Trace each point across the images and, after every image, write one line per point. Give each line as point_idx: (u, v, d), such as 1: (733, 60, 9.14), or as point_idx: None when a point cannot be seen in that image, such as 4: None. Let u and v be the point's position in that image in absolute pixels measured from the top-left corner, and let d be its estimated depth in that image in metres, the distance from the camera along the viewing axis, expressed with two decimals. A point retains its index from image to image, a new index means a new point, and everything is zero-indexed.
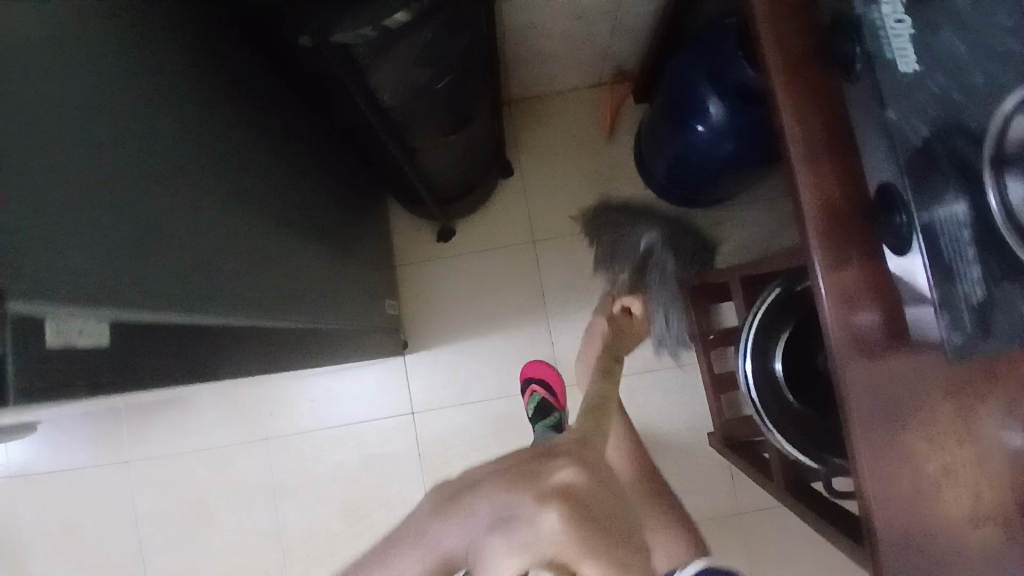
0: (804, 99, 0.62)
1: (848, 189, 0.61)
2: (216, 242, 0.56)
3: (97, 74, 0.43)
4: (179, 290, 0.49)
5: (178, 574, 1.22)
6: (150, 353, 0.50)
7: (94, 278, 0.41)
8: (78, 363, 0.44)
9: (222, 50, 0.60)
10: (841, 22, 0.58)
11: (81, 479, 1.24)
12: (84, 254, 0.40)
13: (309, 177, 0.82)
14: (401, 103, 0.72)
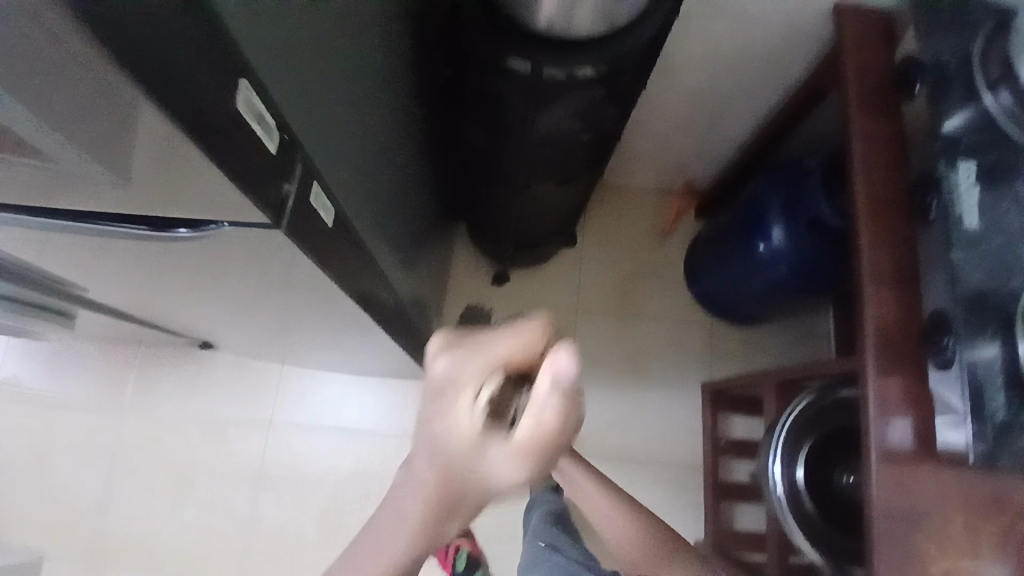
0: (886, 237, 0.75)
1: (908, 314, 0.73)
2: (374, 189, 0.64)
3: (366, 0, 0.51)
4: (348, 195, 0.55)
5: (133, 535, 1.18)
6: (346, 246, 0.54)
7: (318, 145, 0.45)
8: (320, 232, 0.46)
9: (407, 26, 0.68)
10: (926, 180, 0.73)
11: (69, 414, 1.22)
12: (318, 126, 0.45)
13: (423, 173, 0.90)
14: (545, 141, 0.83)
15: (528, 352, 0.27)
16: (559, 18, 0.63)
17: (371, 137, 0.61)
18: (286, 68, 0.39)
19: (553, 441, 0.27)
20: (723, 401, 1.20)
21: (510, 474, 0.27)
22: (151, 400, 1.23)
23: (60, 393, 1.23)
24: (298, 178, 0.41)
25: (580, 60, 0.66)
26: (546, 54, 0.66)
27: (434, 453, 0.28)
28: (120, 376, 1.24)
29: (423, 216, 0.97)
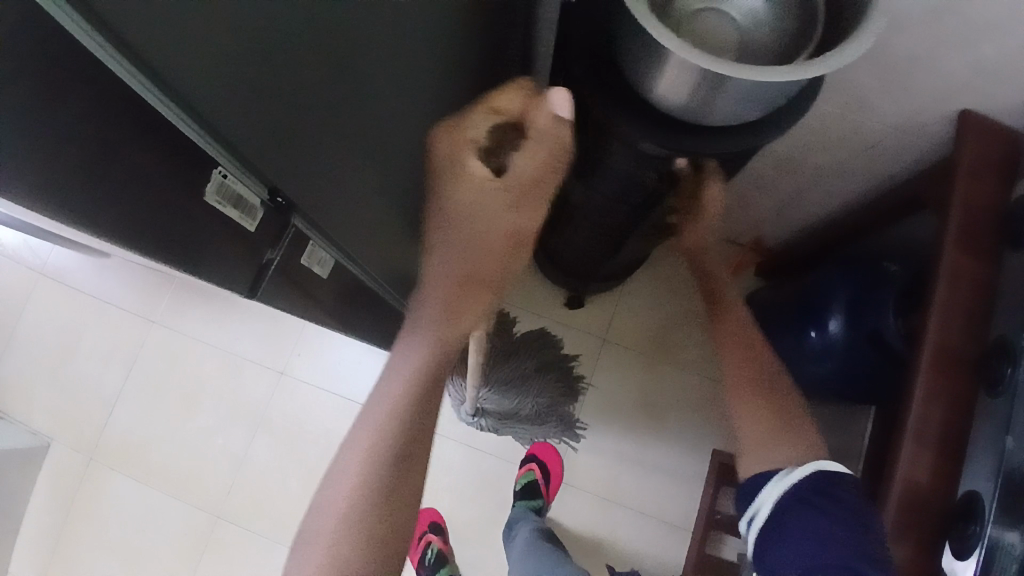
0: (939, 394, 0.68)
1: (938, 484, 0.66)
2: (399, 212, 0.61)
3: (436, 43, 0.48)
4: (338, 221, 0.51)
5: (134, 440, 1.24)
6: None
7: (292, 182, 0.41)
8: (235, 243, 0.41)
9: (491, 51, 0.63)
10: (1005, 346, 0.63)
11: (105, 314, 1.29)
12: (311, 167, 0.42)
13: None
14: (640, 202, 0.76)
15: (509, 98, 0.54)
16: (671, 96, 0.58)
17: (410, 167, 0.58)
18: (287, 125, 0.36)
19: (540, 174, 0.54)
20: (728, 476, 1.15)
21: (507, 206, 0.54)
22: (179, 321, 1.28)
23: (100, 293, 1.29)
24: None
25: (675, 138, 0.61)
26: (643, 119, 0.61)
27: (464, 207, 0.53)
28: (156, 290, 1.28)
29: None
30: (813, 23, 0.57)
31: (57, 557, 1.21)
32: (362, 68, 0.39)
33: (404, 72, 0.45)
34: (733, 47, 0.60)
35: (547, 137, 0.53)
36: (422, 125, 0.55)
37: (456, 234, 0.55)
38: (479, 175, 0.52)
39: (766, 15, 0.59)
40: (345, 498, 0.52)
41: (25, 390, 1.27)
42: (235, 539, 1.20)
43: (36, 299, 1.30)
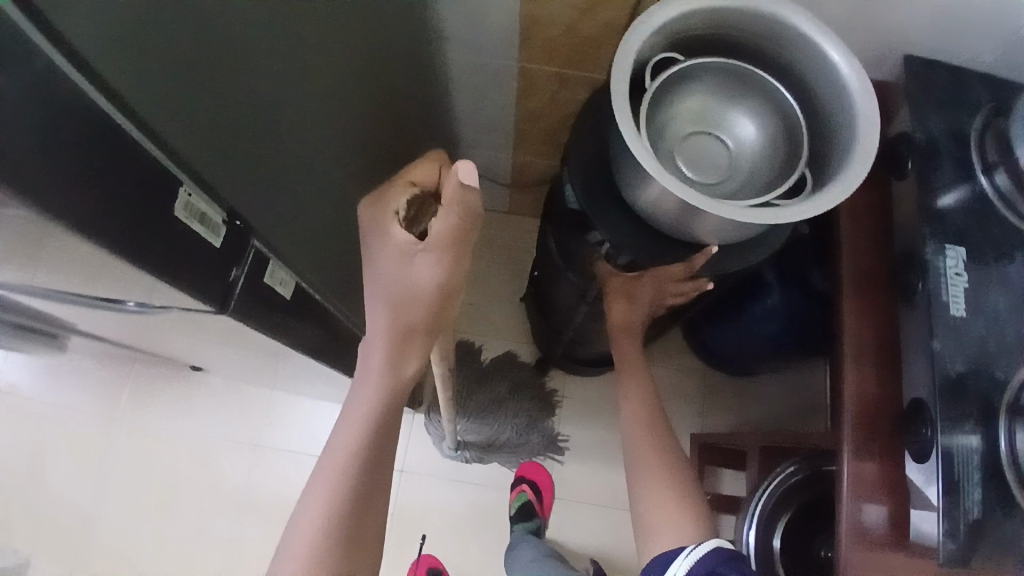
0: (865, 318, 0.74)
1: (884, 399, 0.71)
2: (338, 239, 0.64)
3: (337, 68, 0.52)
4: (302, 252, 0.54)
5: (111, 548, 1.19)
6: (286, 312, 0.54)
7: (253, 188, 0.44)
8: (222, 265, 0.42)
9: (395, 77, 0.68)
10: (912, 262, 0.71)
11: (58, 424, 1.25)
12: (263, 178, 0.45)
13: None
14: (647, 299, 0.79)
15: (427, 172, 0.46)
16: (664, 216, 0.61)
17: (339, 192, 0.61)
18: (237, 127, 0.40)
19: (461, 235, 0.44)
20: (712, 455, 1.17)
21: (434, 272, 0.46)
22: (140, 414, 1.25)
23: (53, 403, 1.25)
24: (249, 265, 0.45)
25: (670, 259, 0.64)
26: (637, 232, 0.65)
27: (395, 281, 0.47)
28: (111, 388, 1.25)
29: None
30: (795, 165, 0.60)
31: None
32: (274, 86, 0.43)
33: (314, 94, 0.49)
34: (723, 169, 0.61)
35: (454, 207, 0.42)
36: (341, 149, 0.58)
37: (396, 303, 0.48)
38: (401, 264, 0.46)
39: (758, 147, 0.62)
40: (304, 548, 0.51)
41: None
42: None
43: None
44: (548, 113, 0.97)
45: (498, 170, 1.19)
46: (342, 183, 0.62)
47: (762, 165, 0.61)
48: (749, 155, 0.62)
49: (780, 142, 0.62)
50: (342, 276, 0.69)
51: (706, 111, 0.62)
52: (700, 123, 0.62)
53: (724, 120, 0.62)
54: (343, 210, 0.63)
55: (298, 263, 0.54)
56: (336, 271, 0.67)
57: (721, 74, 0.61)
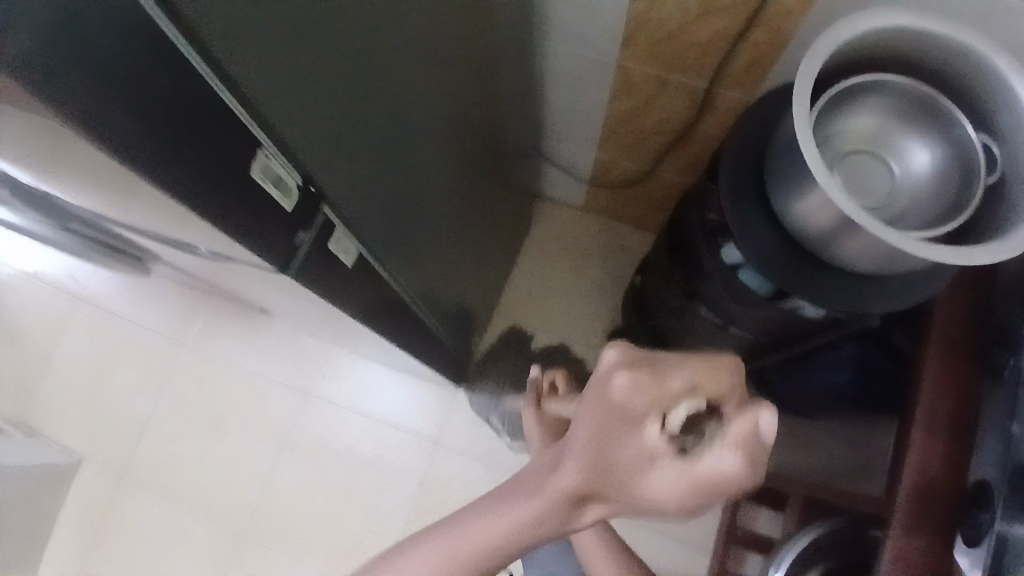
0: (944, 386, 0.69)
1: (951, 476, 0.66)
2: (409, 214, 0.65)
3: (427, 45, 0.52)
4: (370, 223, 0.55)
5: (161, 461, 1.28)
6: (349, 279, 0.55)
7: (331, 160, 0.44)
8: (290, 224, 0.43)
9: (486, 59, 0.68)
10: (1011, 335, 0.64)
11: (135, 339, 1.35)
12: (343, 151, 0.45)
13: (475, 195, 0.90)
14: (751, 332, 0.74)
15: (717, 379, 0.28)
16: (808, 227, 0.56)
17: (416, 168, 0.62)
18: (323, 98, 0.40)
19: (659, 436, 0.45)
20: (749, 491, 1.14)
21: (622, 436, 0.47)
22: (206, 344, 1.33)
23: (133, 316, 1.35)
24: (316, 230, 0.46)
25: (873, 300, 0.57)
26: (767, 247, 0.59)
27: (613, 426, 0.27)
28: (186, 315, 1.34)
29: (470, 233, 0.97)
30: (954, 214, 0.55)
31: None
32: (362, 57, 0.43)
33: (401, 68, 0.50)
34: (876, 198, 0.59)
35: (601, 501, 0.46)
36: (422, 125, 0.59)
37: (585, 449, 0.27)
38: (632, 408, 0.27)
39: (922, 187, 0.58)
40: None
41: (62, 410, 1.32)
42: (256, 558, 1.22)
43: (74, 324, 1.36)
44: (639, 116, 0.95)
45: (579, 165, 1.17)
46: (421, 158, 0.63)
47: (918, 206, 0.58)
48: (908, 192, 0.58)
49: (949, 188, 0.56)
50: (409, 251, 0.70)
51: (879, 135, 0.59)
52: (869, 147, 0.59)
53: (897, 151, 0.59)
54: (418, 184, 0.64)
55: (366, 232, 0.55)
56: (407, 244, 0.68)
57: (910, 102, 0.57)
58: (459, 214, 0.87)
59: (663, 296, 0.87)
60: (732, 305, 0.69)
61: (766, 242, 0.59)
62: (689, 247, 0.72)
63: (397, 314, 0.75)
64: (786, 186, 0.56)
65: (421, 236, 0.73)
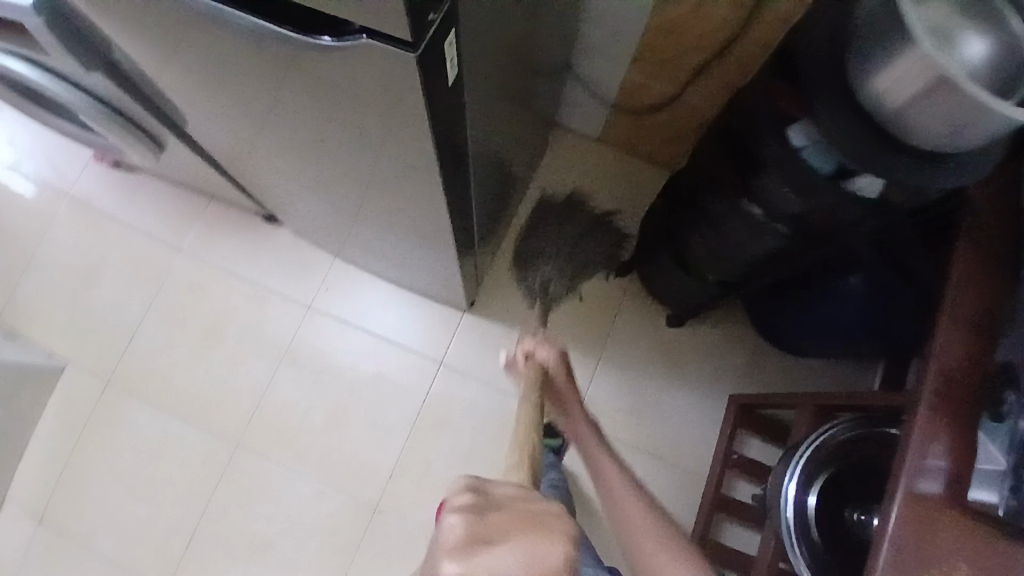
0: (974, 283, 0.72)
1: (975, 363, 0.70)
2: (487, 70, 0.64)
3: None
4: (466, 51, 0.54)
5: (153, 366, 1.24)
6: (440, 106, 0.54)
7: None
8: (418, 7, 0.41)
9: None
10: None
11: (126, 240, 1.28)
12: None
13: (519, 91, 0.89)
14: (791, 230, 0.77)
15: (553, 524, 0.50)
16: (882, 97, 0.58)
17: (502, 16, 0.60)
18: None
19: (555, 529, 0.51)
20: (744, 419, 1.17)
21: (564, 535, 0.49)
22: (205, 250, 1.28)
23: (126, 217, 1.29)
24: (444, 11, 0.46)
25: (936, 176, 0.60)
26: (842, 121, 0.61)
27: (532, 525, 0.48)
28: (184, 219, 1.29)
29: (507, 134, 0.96)
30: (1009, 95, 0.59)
31: (66, 482, 1.20)
32: None
33: None
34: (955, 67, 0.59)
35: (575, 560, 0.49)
36: None
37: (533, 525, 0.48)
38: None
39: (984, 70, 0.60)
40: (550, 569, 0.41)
41: (44, 311, 1.26)
42: (252, 465, 1.22)
43: (59, 221, 1.29)
44: (683, 31, 0.95)
45: (606, 90, 1.17)
46: (506, 7, 0.61)
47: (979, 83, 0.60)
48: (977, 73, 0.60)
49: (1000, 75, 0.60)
50: (476, 115, 0.68)
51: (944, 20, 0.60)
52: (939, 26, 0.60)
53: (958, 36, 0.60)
54: (499, 37, 0.63)
55: (462, 60, 0.54)
56: (478, 104, 0.67)
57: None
58: (506, 104, 0.86)
59: (700, 205, 0.89)
60: (785, 196, 0.71)
61: (839, 116, 0.61)
62: (751, 140, 0.74)
63: (449, 184, 0.74)
64: (869, 59, 0.58)
65: (487, 106, 0.72)
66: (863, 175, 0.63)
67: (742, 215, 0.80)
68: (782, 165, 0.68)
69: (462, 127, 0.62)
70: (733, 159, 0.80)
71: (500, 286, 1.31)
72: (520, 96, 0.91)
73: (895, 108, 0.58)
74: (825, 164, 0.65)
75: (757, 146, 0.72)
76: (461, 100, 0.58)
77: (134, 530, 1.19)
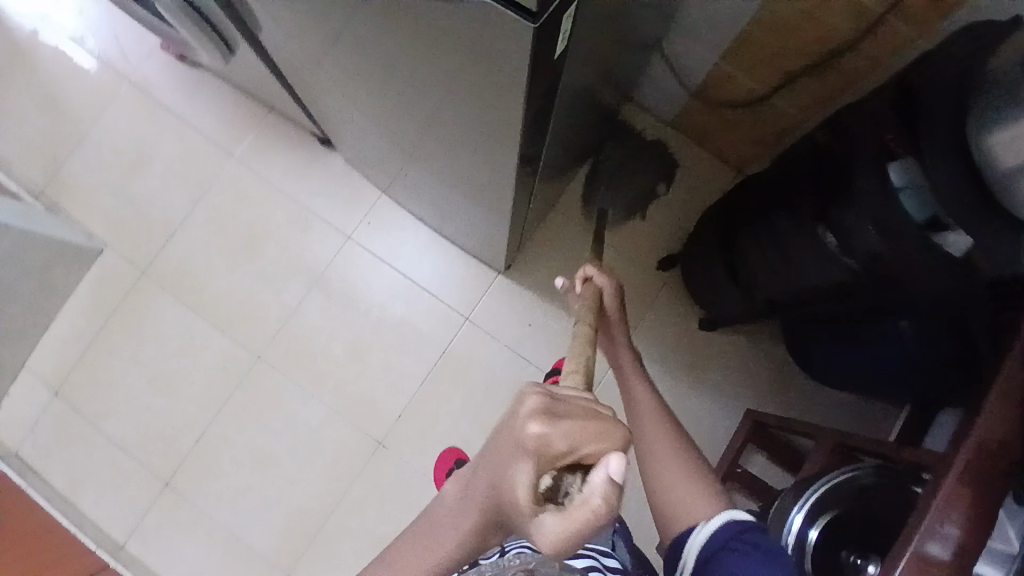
0: None
1: (1011, 447, 0.67)
2: (588, 44, 0.61)
3: None
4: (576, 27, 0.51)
5: (188, 266, 1.26)
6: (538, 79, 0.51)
7: None
8: None
9: None
10: None
11: (181, 136, 1.28)
12: None
13: (608, 64, 0.85)
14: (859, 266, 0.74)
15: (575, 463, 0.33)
16: (997, 156, 0.55)
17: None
18: None
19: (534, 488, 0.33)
20: (757, 436, 1.16)
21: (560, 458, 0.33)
22: (257, 161, 1.28)
23: (184, 114, 1.28)
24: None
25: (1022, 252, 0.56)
26: (941, 172, 0.58)
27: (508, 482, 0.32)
28: (240, 126, 1.28)
29: (583, 106, 0.93)
30: None
31: (90, 359, 1.24)
32: None
33: None
34: None
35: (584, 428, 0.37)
36: None
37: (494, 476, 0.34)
38: (532, 450, 0.30)
39: None
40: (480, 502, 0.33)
41: (91, 191, 1.27)
42: (268, 381, 1.25)
43: (117, 105, 1.28)
44: (790, 32, 0.89)
45: (692, 76, 1.11)
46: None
47: None
48: None
49: None
50: (566, 86, 0.65)
51: None
52: None
53: None
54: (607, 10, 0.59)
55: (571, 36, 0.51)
56: (571, 77, 0.64)
57: None
58: (592, 78, 0.82)
59: (771, 220, 0.86)
60: (867, 234, 0.68)
61: (942, 164, 0.58)
62: (842, 168, 0.71)
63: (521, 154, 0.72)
64: (994, 111, 0.55)
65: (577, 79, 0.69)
66: (955, 232, 0.61)
67: (813, 241, 0.78)
68: (873, 201, 0.65)
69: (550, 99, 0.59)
70: (820, 182, 0.76)
71: (539, 254, 1.29)
72: (604, 69, 0.87)
73: (1007, 171, 0.54)
74: (920, 211, 0.62)
75: (849, 175, 0.69)
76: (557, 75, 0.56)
77: (147, 419, 1.23)
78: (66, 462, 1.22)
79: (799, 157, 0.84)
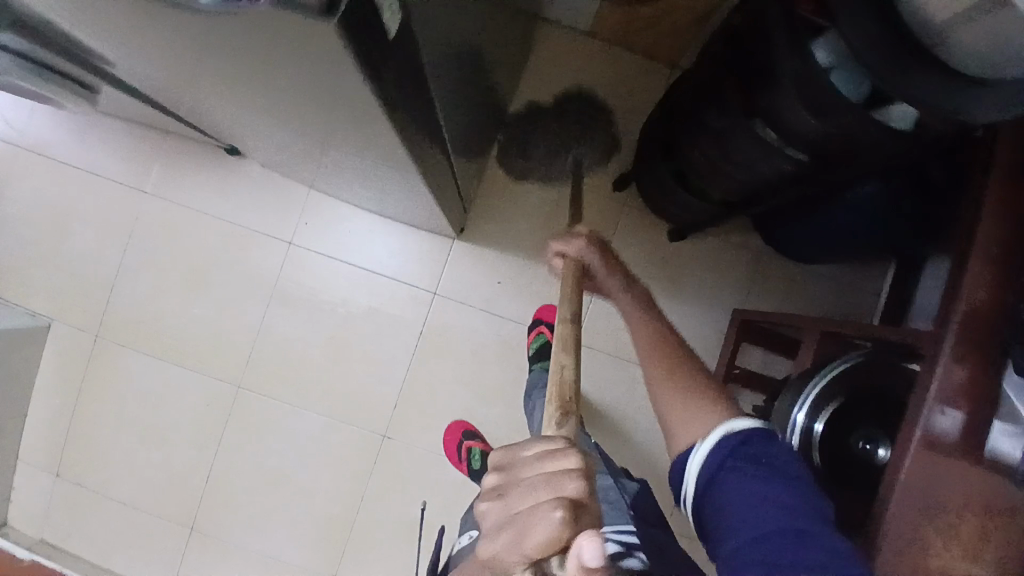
0: (1008, 215, 0.64)
1: (1000, 303, 0.63)
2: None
3: None
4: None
5: (140, 316, 1.21)
6: (387, 68, 0.44)
7: None
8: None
9: None
10: None
11: (86, 185, 1.20)
12: None
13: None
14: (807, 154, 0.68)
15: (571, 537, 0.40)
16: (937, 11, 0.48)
17: None
18: None
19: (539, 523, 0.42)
20: (749, 334, 1.13)
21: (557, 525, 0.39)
22: (173, 190, 1.20)
23: (81, 161, 1.19)
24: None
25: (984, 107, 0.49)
26: (873, 39, 0.51)
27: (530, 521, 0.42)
28: (144, 158, 1.19)
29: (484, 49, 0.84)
30: None
31: (75, 433, 1.22)
32: None
33: None
34: None
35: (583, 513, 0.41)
36: None
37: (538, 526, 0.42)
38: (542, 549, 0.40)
39: None
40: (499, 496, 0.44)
41: (15, 267, 1.20)
42: (256, 407, 1.22)
43: (10, 171, 1.19)
44: None
45: None
46: None
47: None
48: None
49: None
50: (440, 49, 0.57)
51: None
52: None
53: None
54: None
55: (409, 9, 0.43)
56: (443, 41, 0.56)
57: None
58: (480, 21, 0.74)
59: (703, 120, 0.79)
60: (802, 117, 0.61)
61: (873, 29, 0.51)
62: (764, 56, 0.64)
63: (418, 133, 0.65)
64: None
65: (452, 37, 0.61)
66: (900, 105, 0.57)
67: (751, 137, 0.71)
68: (799, 85, 0.58)
69: (416, 73, 0.52)
70: (748, 76, 0.69)
71: (490, 207, 1.23)
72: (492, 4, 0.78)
73: (942, 25, 0.48)
74: (855, 89, 0.58)
75: (772, 62, 0.62)
76: (413, 52, 0.48)
77: (151, 474, 1.22)
78: (88, 534, 1.22)
79: (721, 48, 0.78)
